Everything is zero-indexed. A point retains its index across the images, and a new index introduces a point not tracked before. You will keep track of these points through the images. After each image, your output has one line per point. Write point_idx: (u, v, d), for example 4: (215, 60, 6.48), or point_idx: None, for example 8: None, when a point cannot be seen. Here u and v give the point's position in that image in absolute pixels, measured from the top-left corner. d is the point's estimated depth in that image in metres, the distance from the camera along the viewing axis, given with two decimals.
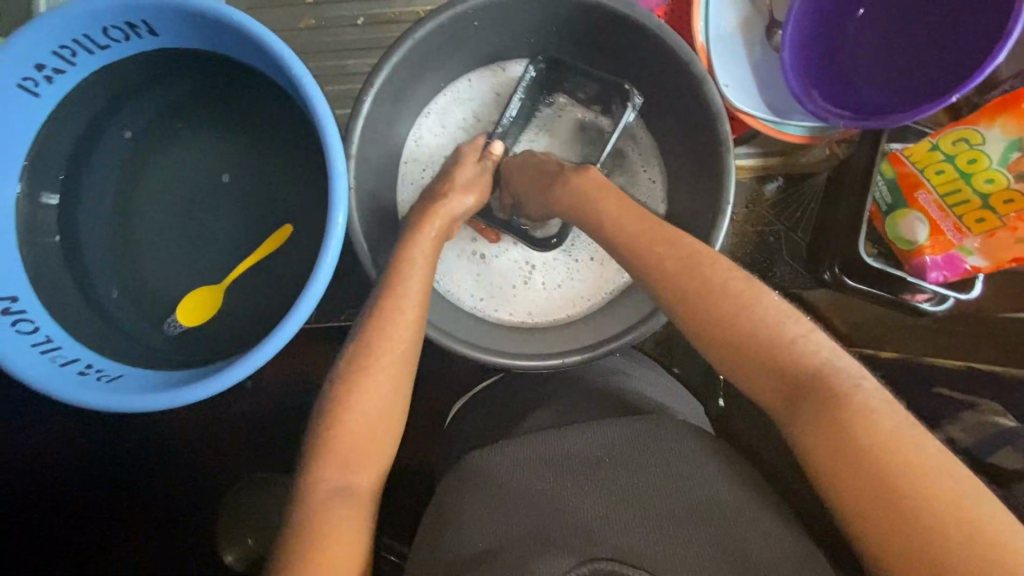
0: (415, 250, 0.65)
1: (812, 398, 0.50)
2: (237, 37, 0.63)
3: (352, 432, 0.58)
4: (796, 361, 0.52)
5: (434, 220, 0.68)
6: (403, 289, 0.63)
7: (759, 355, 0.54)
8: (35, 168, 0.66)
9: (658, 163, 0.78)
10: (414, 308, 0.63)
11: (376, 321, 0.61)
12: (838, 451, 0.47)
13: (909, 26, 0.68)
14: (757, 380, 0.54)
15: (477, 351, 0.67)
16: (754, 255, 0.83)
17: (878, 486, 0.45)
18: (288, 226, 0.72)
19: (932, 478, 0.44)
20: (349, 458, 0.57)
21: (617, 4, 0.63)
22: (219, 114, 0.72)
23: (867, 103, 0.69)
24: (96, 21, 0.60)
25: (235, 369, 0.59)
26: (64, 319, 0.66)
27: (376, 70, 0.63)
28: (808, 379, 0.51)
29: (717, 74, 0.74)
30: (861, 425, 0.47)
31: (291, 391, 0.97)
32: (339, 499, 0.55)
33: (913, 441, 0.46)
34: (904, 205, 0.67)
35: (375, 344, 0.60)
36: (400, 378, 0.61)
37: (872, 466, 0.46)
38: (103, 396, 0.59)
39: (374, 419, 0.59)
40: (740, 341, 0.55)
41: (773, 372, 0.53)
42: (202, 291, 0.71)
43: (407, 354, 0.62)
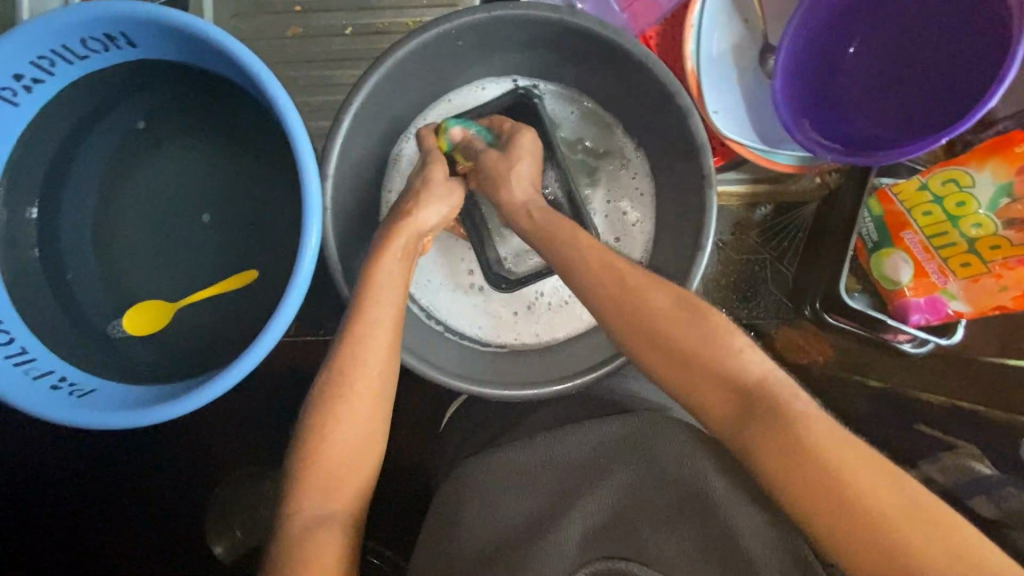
0: (387, 272, 0.64)
1: (762, 416, 0.49)
2: (215, 51, 0.62)
3: (333, 460, 0.58)
4: (743, 379, 0.50)
5: (401, 236, 0.66)
6: (375, 313, 0.62)
7: (711, 378, 0.51)
8: (15, 179, 0.66)
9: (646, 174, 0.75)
10: (387, 334, 0.62)
11: (348, 347, 0.61)
12: (789, 467, 0.46)
13: (904, 61, 0.66)
14: (707, 403, 0.51)
15: (450, 378, 0.67)
16: (739, 282, 0.81)
17: (821, 500, 0.45)
18: (253, 272, 0.71)
19: (869, 481, 0.44)
20: (332, 485, 0.58)
21: (603, 30, 0.61)
22: (200, 126, 0.71)
23: (857, 138, 0.67)
24: (74, 34, 0.60)
25: (206, 390, 0.59)
26: (40, 330, 0.66)
27: (357, 89, 0.62)
28: (755, 400, 0.49)
29: (706, 100, 0.72)
30: (805, 434, 0.47)
31: (275, 397, 0.97)
32: (326, 526, 0.56)
33: (852, 447, 0.46)
34: (888, 244, 0.65)
35: (348, 372, 0.60)
36: (378, 406, 0.61)
37: (817, 474, 0.45)
38: (74, 411, 0.60)
39: (350, 447, 0.59)
40: (689, 365, 0.52)
41: (730, 397, 0.51)
42: (151, 304, 0.71)
43: (380, 378, 0.61)
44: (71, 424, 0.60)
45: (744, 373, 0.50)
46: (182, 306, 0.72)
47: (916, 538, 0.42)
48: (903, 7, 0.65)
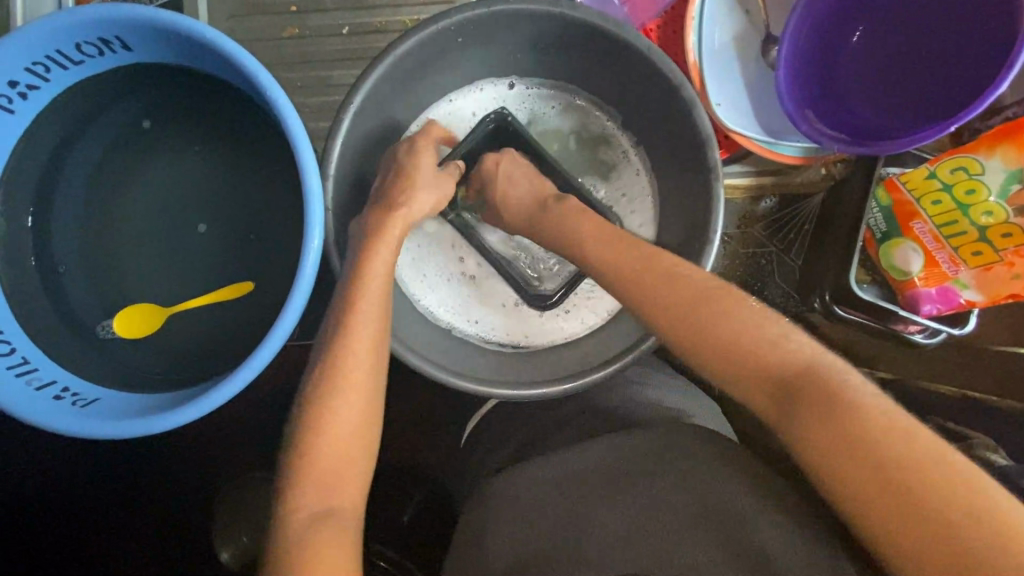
0: (379, 269, 0.62)
1: (804, 396, 0.48)
2: (212, 53, 0.61)
3: (330, 460, 0.57)
4: (783, 363, 0.50)
5: (397, 232, 0.65)
6: (367, 308, 0.61)
7: (754, 364, 0.51)
8: (11, 188, 0.65)
9: (641, 171, 0.76)
10: (374, 330, 0.61)
11: (336, 343, 0.60)
12: (836, 448, 0.45)
13: (907, 49, 0.66)
14: (748, 390, 0.52)
15: (454, 379, 0.65)
16: (746, 276, 0.81)
17: (870, 472, 0.44)
18: (248, 286, 0.71)
19: (922, 455, 0.43)
20: (333, 485, 0.57)
21: (605, 23, 0.60)
22: (198, 128, 0.70)
23: (863, 127, 0.66)
24: (69, 38, 0.59)
25: (210, 395, 0.58)
26: (41, 339, 0.66)
27: (357, 88, 0.61)
28: (795, 381, 0.49)
29: (709, 93, 0.72)
30: (851, 415, 0.46)
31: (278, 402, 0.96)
32: (327, 527, 0.55)
33: (901, 430, 0.45)
34: (898, 234, 0.64)
35: (340, 373, 0.59)
36: (371, 405, 0.60)
37: (864, 455, 0.44)
38: (76, 420, 0.59)
39: (353, 448, 0.58)
40: (730, 351, 0.52)
41: (767, 385, 0.51)
42: (145, 306, 0.70)
43: (370, 374, 0.60)
44: (73, 433, 0.59)
45: (786, 359, 0.50)
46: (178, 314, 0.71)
47: (973, 522, 0.40)
48: None
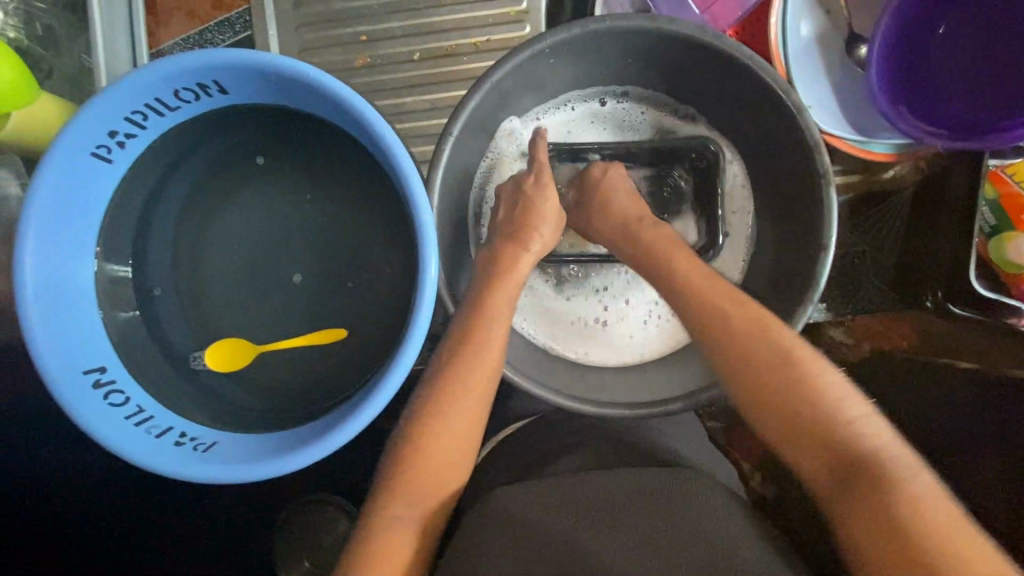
0: (496, 294, 0.64)
1: (858, 480, 0.51)
2: (307, 90, 0.61)
3: (425, 472, 0.60)
4: (846, 446, 0.53)
5: (518, 263, 0.66)
6: (486, 339, 0.62)
7: (808, 438, 0.55)
8: (109, 238, 0.66)
9: (746, 194, 0.72)
10: (491, 363, 0.62)
11: (455, 369, 0.61)
12: (880, 538, 0.49)
13: (1004, 38, 0.65)
14: (803, 459, 0.55)
15: (582, 406, 0.65)
16: (839, 275, 0.81)
17: (897, 561, 0.47)
18: (343, 332, 0.71)
19: (955, 552, 0.46)
20: (422, 496, 0.60)
21: (703, 36, 0.60)
22: (286, 165, 0.70)
23: (964, 120, 0.66)
24: (169, 85, 0.59)
25: (337, 433, 0.58)
26: (148, 385, 0.66)
27: (455, 115, 0.61)
28: (848, 460, 0.52)
29: (798, 94, 0.71)
30: (902, 511, 0.48)
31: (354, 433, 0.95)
32: (401, 532, 0.58)
33: (959, 533, 0.47)
34: (1010, 228, 0.64)
35: (448, 389, 0.61)
36: (470, 428, 0.62)
37: (907, 552, 0.47)
38: (203, 467, 0.59)
39: (452, 467, 0.61)
40: (789, 421, 0.56)
41: (829, 461, 0.53)
42: (232, 340, 0.70)
43: (479, 401, 0.62)
44: (199, 480, 0.60)
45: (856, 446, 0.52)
46: (278, 351, 0.71)
47: None
48: None
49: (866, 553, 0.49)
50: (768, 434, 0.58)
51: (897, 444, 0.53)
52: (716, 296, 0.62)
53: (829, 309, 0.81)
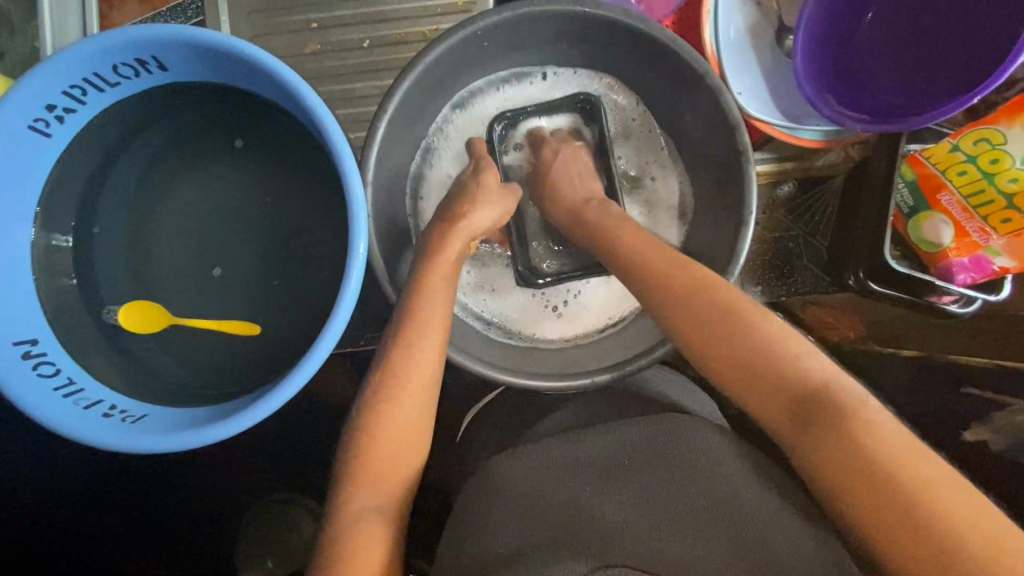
0: (436, 265, 0.65)
1: (816, 415, 0.51)
2: (246, 67, 0.62)
3: (384, 452, 0.59)
4: (799, 379, 0.53)
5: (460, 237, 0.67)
6: (425, 320, 0.61)
7: (761, 377, 0.54)
8: (48, 212, 0.66)
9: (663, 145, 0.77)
10: (436, 343, 0.62)
11: (396, 350, 0.61)
12: (850, 469, 0.48)
13: (923, 28, 0.68)
14: (762, 405, 0.54)
15: (492, 371, 0.65)
16: (775, 260, 0.85)
17: (867, 483, 0.47)
18: (255, 329, 0.71)
19: (913, 471, 0.47)
20: (381, 481, 0.59)
21: (631, 21, 0.62)
22: (230, 144, 0.71)
23: (883, 105, 0.68)
24: (106, 60, 0.59)
25: (265, 404, 0.58)
26: (83, 360, 0.66)
27: (390, 94, 0.63)
28: (809, 394, 0.52)
29: (729, 82, 0.74)
30: (866, 440, 0.48)
31: (301, 421, 0.93)
32: (368, 518, 0.57)
33: (921, 460, 0.47)
34: (926, 208, 0.67)
35: (394, 366, 0.61)
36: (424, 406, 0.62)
37: (879, 482, 0.47)
38: (131, 438, 0.59)
39: (410, 451, 0.61)
40: (747, 371, 0.55)
41: (784, 399, 0.53)
42: (150, 304, 0.70)
43: (427, 386, 0.61)
44: (127, 452, 0.59)
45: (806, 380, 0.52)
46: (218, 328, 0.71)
47: (980, 554, 0.43)
48: None
49: (838, 486, 0.49)
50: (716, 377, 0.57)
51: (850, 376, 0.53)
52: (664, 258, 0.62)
53: (764, 291, 0.86)
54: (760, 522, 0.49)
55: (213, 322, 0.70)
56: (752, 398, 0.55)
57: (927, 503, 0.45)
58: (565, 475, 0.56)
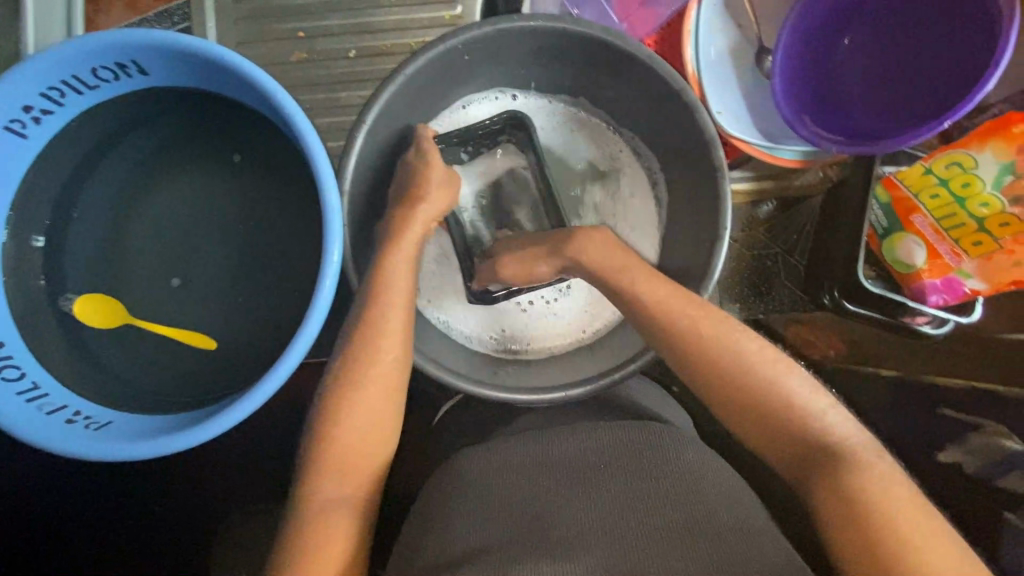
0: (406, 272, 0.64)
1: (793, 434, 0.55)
2: (227, 74, 0.62)
3: (351, 448, 0.59)
4: (786, 401, 0.56)
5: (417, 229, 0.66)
6: (389, 323, 0.62)
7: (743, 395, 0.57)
8: (21, 212, 0.65)
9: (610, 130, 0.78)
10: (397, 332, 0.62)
11: (359, 342, 0.61)
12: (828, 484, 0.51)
13: (898, 51, 0.69)
14: (769, 440, 0.56)
15: (457, 379, 0.64)
16: (753, 278, 0.85)
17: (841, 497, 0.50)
18: (213, 344, 0.70)
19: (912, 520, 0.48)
20: (346, 472, 0.58)
21: (611, 38, 0.63)
22: (209, 150, 0.71)
23: (858, 127, 0.69)
24: (85, 63, 0.59)
25: (231, 412, 0.57)
26: (49, 363, 0.65)
27: (370, 104, 0.63)
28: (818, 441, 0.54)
29: (709, 101, 0.75)
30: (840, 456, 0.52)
31: (274, 430, 0.91)
32: (337, 512, 0.56)
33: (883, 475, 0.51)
34: (899, 229, 0.68)
35: (361, 367, 0.61)
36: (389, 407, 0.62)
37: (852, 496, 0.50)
38: (92, 445, 0.58)
39: (379, 445, 0.60)
40: (762, 411, 0.56)
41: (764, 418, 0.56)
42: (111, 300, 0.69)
43: (396, 377, 0.62)
44: (88, 458, 0.58)
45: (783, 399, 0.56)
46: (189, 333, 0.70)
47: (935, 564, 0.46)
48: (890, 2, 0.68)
49: (837, 524, 0.50)
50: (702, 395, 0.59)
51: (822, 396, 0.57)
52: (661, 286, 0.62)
53: (743, 309, 0.85)
54: (727, 538, 0.49)
55: (181, 332, 0.70)
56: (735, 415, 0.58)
57: (924, 552, 0.46)
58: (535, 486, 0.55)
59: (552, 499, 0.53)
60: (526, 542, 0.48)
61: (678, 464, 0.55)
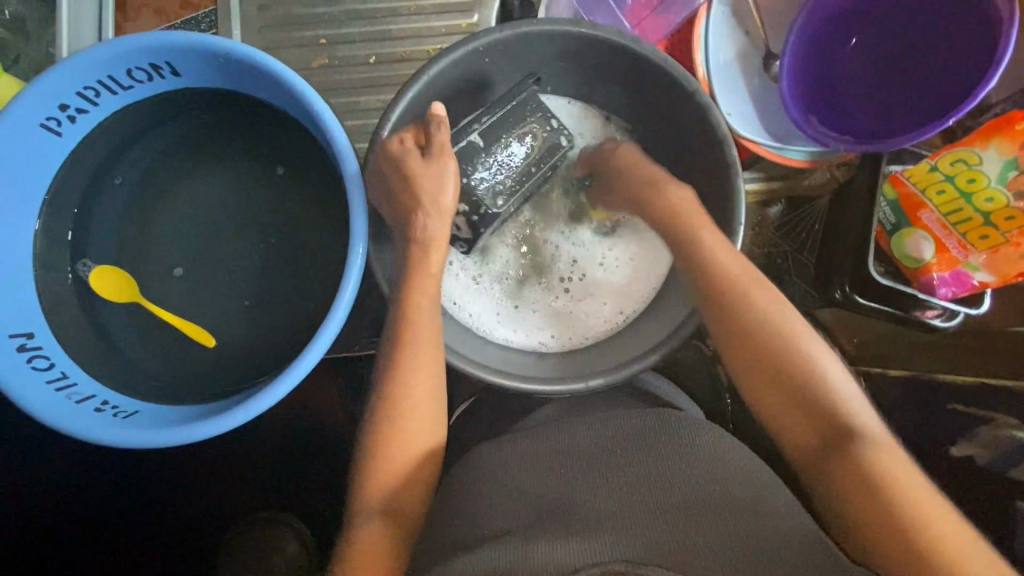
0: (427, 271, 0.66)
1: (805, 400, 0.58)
2: (255, 74, 0.64)
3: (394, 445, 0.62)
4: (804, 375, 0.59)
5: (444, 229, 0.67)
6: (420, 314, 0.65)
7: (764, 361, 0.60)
8: (52, 207, 0.67)
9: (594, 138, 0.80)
10: (434, 337, 0.65)
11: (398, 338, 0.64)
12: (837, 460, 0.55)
13: (902, 54, 0.71)
14: (793, 431, 0.59)
15: (467, 365, 0.65)
16: (763, 275, 0.87)
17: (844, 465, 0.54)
18: (209, 341, 0.71)
19: (929, 514, 0.50)
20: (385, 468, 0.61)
21: (624, 40, 0.66)
22: (234, 149, 0.73)
23: (864, 127, 0.72)
24: (121, 64, 0.62)
25: (255, 402, 0.58)
26: (76, 355, 0.66)
27: (394, 103, 0.65)
28: (845, 433, 0.56)
29: (718, 102, 0.77)
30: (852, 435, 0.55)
31: (287, 429, 0.91)
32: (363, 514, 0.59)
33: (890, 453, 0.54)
34: (908, 225, 0.70)
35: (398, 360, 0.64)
36: (428, 403, 0.64)
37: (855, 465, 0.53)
38: (119, 432, 0.59)
39: (419, 445, 0.63)
40: (795, 398, 0.58)
41: (780, 384, 0.59)
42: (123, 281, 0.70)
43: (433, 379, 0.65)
44: (116, 446, 0.59)
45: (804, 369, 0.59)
46: (211, 326, 0.72)
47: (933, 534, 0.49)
48: (893, 8, 0.71)
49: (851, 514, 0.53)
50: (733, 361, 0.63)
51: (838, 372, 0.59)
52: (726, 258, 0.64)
53: None
54: (747, 520, 0.49)
55: (193, 328, 0.71)
56: (750, 374, 0.61)
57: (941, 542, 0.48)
58: (554, 470, 0.55)
59: (573, 483, 0.54)
60: (547, 522, 0.49)
61: (699, 450, 0.56)
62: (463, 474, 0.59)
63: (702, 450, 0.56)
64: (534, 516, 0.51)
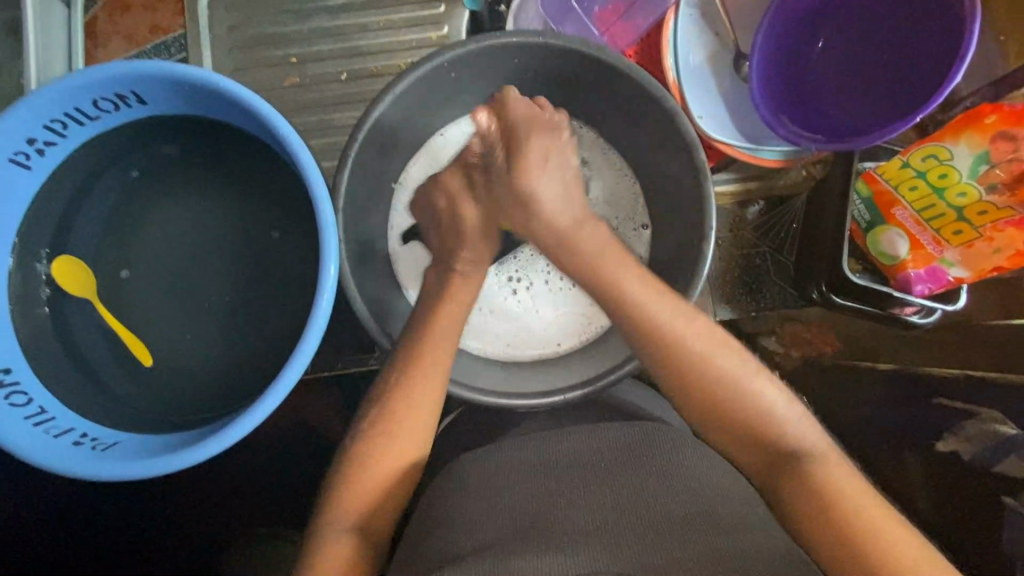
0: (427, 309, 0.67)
1: (759, 439, 0.58)
2: (222, 100, 0.64)
3: (359, 476, 0.60)
4: (752, 411, 0.59)
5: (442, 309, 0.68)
6: (414, 347, 0.65)
7: (711, 402, 0.60)
8: (26, 241, 0.67)
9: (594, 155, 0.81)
10: (418, 365, 0.64)
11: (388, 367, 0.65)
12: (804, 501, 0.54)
13: (870, 52, 0.71)
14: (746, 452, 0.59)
15: (453, 387, 0.66)
16: (744, 277, 0.87)
17: (811, 499, 0.53)
18: (146, 359, 0.71)
19: (876, 517, 0.51)
20: (348, 497, 0.60)
21: (589, 49, 0.65)
22: (208, 174, 0.73)
23: (835, 126, 0.71)
24: (85, 96, 0.61)
25: (229, 431, 0.58)
26: (54, 388, 0.66)
27: (361, 122, 0.65)
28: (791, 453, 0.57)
29: (690, 106, 0.77)
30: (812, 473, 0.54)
31: (276, 449, 0.91)
32: (332, 546, 0.57)
33: (858, 494, 0.53)
34: (882, 221, 0.71)
35: (388, 387, 0.64)
36: (408, 432, 0.63)
37: (821, 501, 0.53)
38: (96, 466, 0.59)
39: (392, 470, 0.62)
40: (748, 432, 0.59)
41: (733, 429, 0.59)
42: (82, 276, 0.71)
43: (413, 409, 0.63)
44: (94, 480, 0.59)
45: (752, 404, 0.59)
46: (192, 352, 0.72)
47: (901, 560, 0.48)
48: (859, 7, 0.70)
49: (803, 530, 0.53)
50: (682, 401, 0.62)
51: (789, 409, 0.59)
52: (654, 301, 0.63)
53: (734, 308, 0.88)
54: (725, 530, 0.49)
55: (134, 342, 0.71)
56: (706, 420, 0.61)
57: (883, 541, 0.49)
58: (534, 483, 0.56)
59: (550, 499, 0.53)
60: (523, 538, 0.49)
61: (677, 463, 0.56)
62: (444, 490, 0.59)
63: (680, 461, 0.56)
64: (512, 531, 0.51)
